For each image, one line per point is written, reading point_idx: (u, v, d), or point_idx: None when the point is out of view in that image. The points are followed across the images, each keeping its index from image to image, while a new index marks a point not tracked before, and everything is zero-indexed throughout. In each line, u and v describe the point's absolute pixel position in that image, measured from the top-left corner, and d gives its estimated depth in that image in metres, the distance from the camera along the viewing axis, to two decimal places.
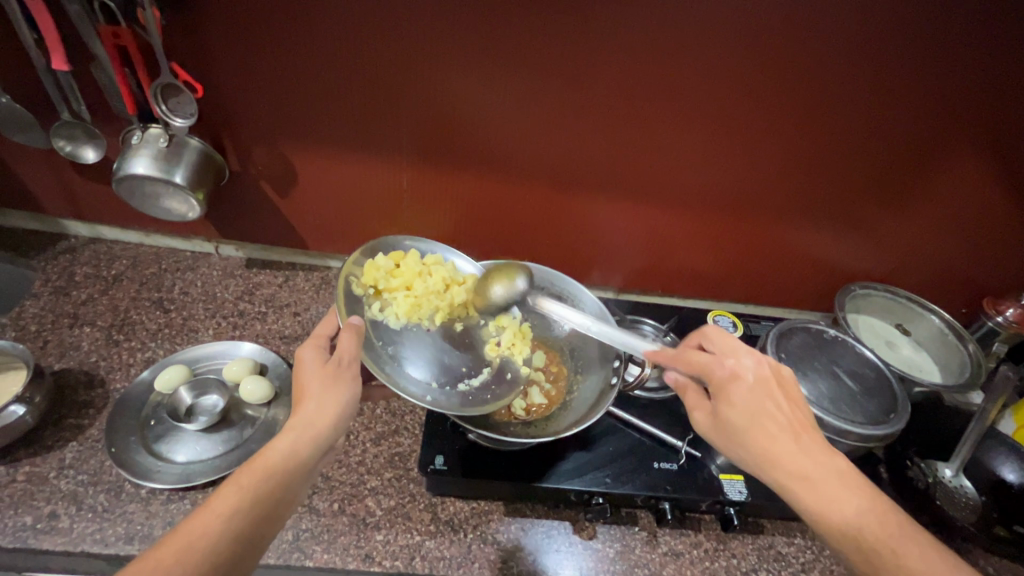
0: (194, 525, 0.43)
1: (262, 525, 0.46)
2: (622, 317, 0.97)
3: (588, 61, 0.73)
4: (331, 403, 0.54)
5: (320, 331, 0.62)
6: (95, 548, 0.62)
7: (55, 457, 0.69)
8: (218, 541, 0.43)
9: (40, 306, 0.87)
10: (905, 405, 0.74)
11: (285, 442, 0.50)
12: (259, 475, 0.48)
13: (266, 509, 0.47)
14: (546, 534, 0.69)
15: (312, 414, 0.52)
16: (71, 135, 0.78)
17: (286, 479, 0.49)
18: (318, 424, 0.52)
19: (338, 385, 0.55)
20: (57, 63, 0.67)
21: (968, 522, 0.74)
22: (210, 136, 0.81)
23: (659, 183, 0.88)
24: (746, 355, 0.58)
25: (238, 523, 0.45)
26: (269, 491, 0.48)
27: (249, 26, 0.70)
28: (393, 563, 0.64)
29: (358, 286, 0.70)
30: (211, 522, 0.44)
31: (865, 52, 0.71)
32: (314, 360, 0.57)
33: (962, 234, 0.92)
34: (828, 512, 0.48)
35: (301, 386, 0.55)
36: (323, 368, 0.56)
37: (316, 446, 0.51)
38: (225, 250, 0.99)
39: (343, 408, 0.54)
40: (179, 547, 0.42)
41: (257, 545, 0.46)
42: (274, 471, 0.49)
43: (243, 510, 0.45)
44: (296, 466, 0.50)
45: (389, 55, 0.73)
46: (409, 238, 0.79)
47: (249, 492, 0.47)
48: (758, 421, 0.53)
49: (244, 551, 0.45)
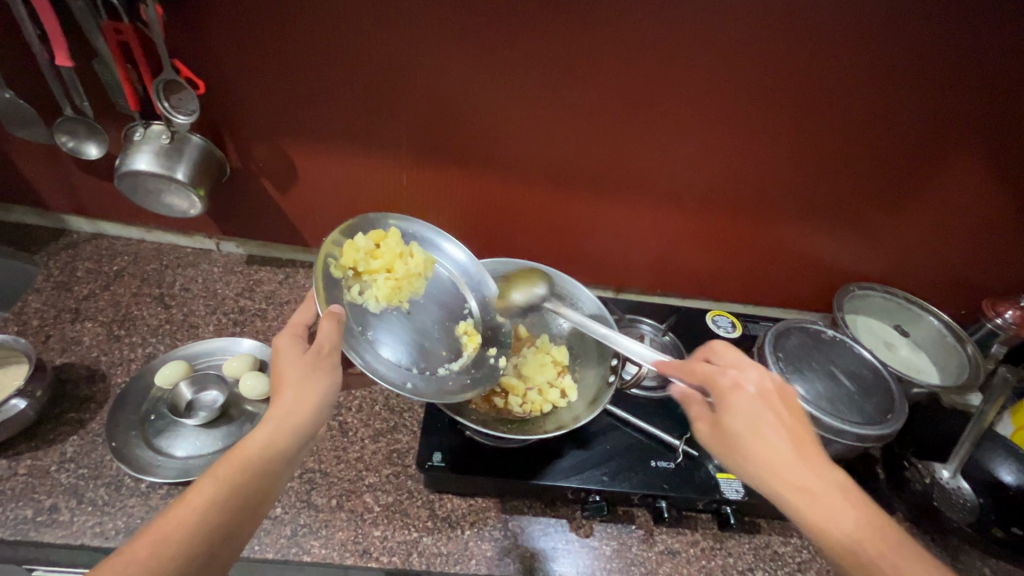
0: (170, 520, 0.44)
1: (241, 517, 0.47)
2: (621, 316, 0.97)
3: (589, 59, 0.73)
4: (308, 394, 0.54)
5: (298, 320, 0.62)
6: (94, 541, 0.62)
7: (55, 451, 0.70)
8: (193, 534, 0.44)
9: (42, 301, 0.87)
10: (901, 405, 0.74)
11: (263, 434, 0.51)
12: (234, 469, 0.48)
13: (242, 502, 0.47)
14: (543, 532, 0.70)
15: (289, 404, 0.52)
16: (74, 131, 0.79)
17: (264, 470, 0.49)
18: (296, 415, 0.52)
19: (315, 376, 0.55)
20: (61, 60, 0.66)
21: (965, 522, 0.75)
22: (212, 133, 0.81)
23: (659, 182, 0.88)
24: (749, 368, 0.58)
25: (216, 516, 0.46)
26: (245, 483, 0.48)
27: (252, 24, 0.70)
28: (391, 559, 0.65)
29: (338, 269, 0.69)
30: (188, 517, 0.45)
31: (865, 52, 0.71)
32: (292, 348, 0.57)
33: (962, 236, 0.92)
34: (834, 533, 0.48)
35: (279, 375, 0.55)
36: (301, 357, 0.56)
37: (295, 436, 0.52)
38: (226, 247, 1.00)
39: (320, 399, 0.55)
40: (154, 542, 0.43)
41: (234, 537, 0.46)
42: (251, 463, 0.49)
43: (219, 503, 0.46)
44: (273, 458, 0.50)
45: (391, 53, 0.73)
46: (390, 214, 0.76)
47: (226, 486, 0.47)
48: (759, 432, 0.53)
49: (221, 545, 0.45)
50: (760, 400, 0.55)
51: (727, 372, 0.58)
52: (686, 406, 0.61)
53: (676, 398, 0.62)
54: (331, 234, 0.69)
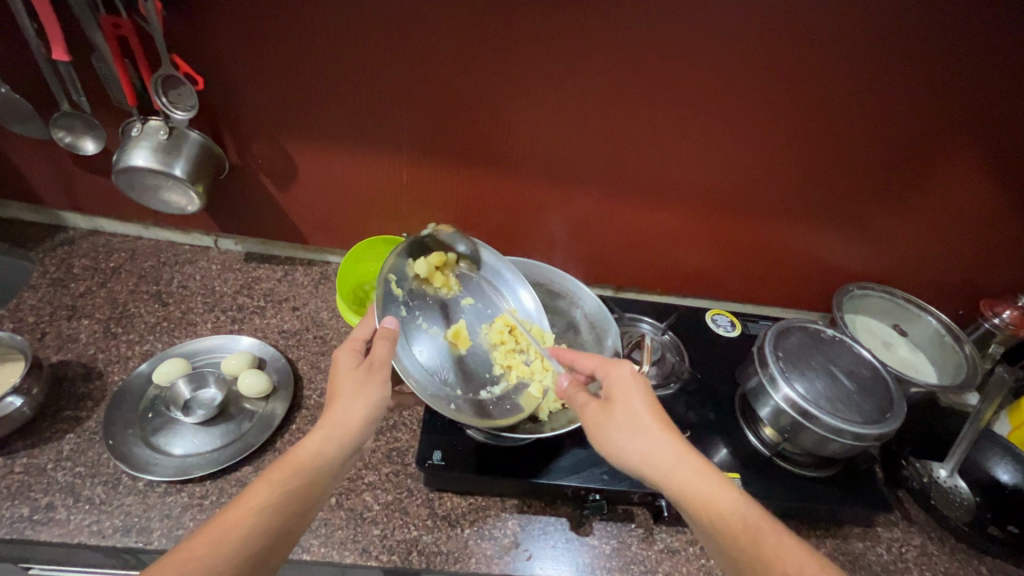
0: (227, 517, 0.46)
1: (289, 521, 0.48)
2: (621, 315, 0.96)
3: (592, 58, 0.73)
4: (359, 405, 0.55)
5: (357, 334, 0.62)
6: (92, 540, 0.61)
7: (52, 448, 0.69)
8: (248, 536, 0.45)
9: (38, 298, 0.86)
10: (901, 404, 0.74)
11: (315, 441, 0.52)
12: (288, 472, 0.50)
13: (294, 507, 0.49)
14: (542, 530, 0.70)
15: (343, 415, 0.54)
16: (71, 126, 0.78)
17: (314, 477, 0.51)
18: (347, 426, 0.54)
19: (369, 387, 0.56)
20: (58, 55, 0.66)
21: (962, 521, 0.76)
22: (211, 129, 0.81)
23: (660, 181, 0.88)
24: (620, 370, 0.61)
25: (271, 518, 0.47)
26: (299, 489, 0.50)
27: (252, 20, 0.70)
28: (390, 558, 0.64)
29: (397, 289, 0.70)
30: (242, 519, 0.46)
31: (867, 54, 0.71)
32: (349, 360, 0.59)
33: (959, 237, 0.92)
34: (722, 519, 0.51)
35: (334, 386, 0.57)
36: (355, 369, 0.58)
37: (343, 447, 0.53)
38: (224, 245, 0.99)
39: (370, 412, 0.56)
40: (212, 538, 0.44)
41: (285, 542, 0.48)
42: (302, 471, 0.50)
43: (271, 505, 0.48)
44: (323, 465, 0.52)
45: (393, 51, 0.73)
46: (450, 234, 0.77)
47: (280, 490, 0.49)
48: (641, 420, 0.57)
49: (272, 545, 0.47)
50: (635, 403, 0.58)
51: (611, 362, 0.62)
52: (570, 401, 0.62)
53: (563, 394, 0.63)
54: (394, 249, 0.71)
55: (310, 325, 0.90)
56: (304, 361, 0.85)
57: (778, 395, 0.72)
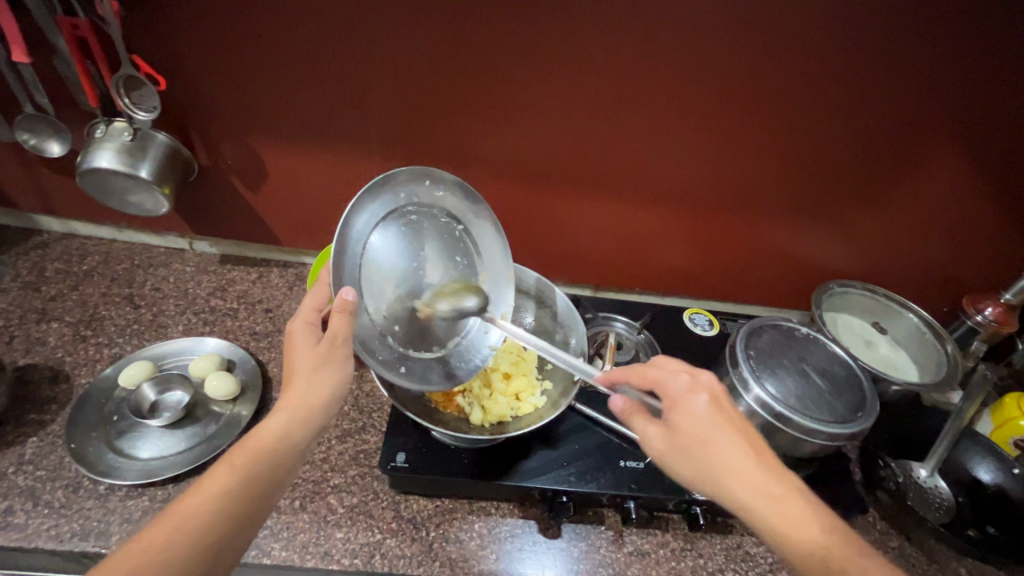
0: (186, 505, 0.44)
1: (255, 504, 0.47)
2: (595, 315, 0.95)
3: (558, 53, 0.73)
4: (321, 383, 0.53)
5: (309, 304, 0.57)
6: (49, 544, 0.61)
7: (14, 452, 0.69)
8: (209, 527, 0.44)
9: (9, 301, 0.86)
10: (873, 403, 0.73)
11: (278, 422, 0.51)
12: (250, 455, 0.48)
13: (258, 490, 0.47)
14: (510, 533, 0.69)
15: (304, 393, 0.52)
16: (35, 128, 0.77)
17: (277, 458, 0.49)
18: (310, 405, 0.52)
19: (331, 363, 0.54)
20: (18, 56, 0.65)
21: (940, 522, 0.74)
22: (178, 130, 0.81)
23: (634, 179, 0.87)
24: (701, 375, 0.56)
25: (234, 502, 0.46)
26: (261, 471, 0.48)
27: (213, 21, 0.70)
28: (352, 561, 0.63)
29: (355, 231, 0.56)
30: (203, 505, 0.45)
31: (834, 46, 0.70)
32: (307, 335, 0.55)
33: (939, 231, 0.91)
34: (807, 546, 0.46)
35: (292, 362, 0.54)
36: (315, 347, 0.54)
37: (308, 425, 0.52)
38: (199, 247, 0.99)
39: (333, 390, 0.54)
40: (172, 526, 0.43)
41: (251, 524, 0.47)
42: (266, 452, 0.49)
43: (233, 490, 0.46)
44: (286, 446, 0.50)
45: (356, 49, 0.72)
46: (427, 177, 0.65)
47: (241, 474, 0.47)
48: (709, 441, 0.51)
49: (239, 529, 0.46)
50: (718, 410, 0.53)
51: (679, 378, 0.55)
52: (628, 418, 0.57)
53: (617, 411, 0.57)
54: (358, 193, 0.57)
55: (281, 326, 0.90)
56: (273, 363, 0.84)
57: (749, 395, 0.71)
